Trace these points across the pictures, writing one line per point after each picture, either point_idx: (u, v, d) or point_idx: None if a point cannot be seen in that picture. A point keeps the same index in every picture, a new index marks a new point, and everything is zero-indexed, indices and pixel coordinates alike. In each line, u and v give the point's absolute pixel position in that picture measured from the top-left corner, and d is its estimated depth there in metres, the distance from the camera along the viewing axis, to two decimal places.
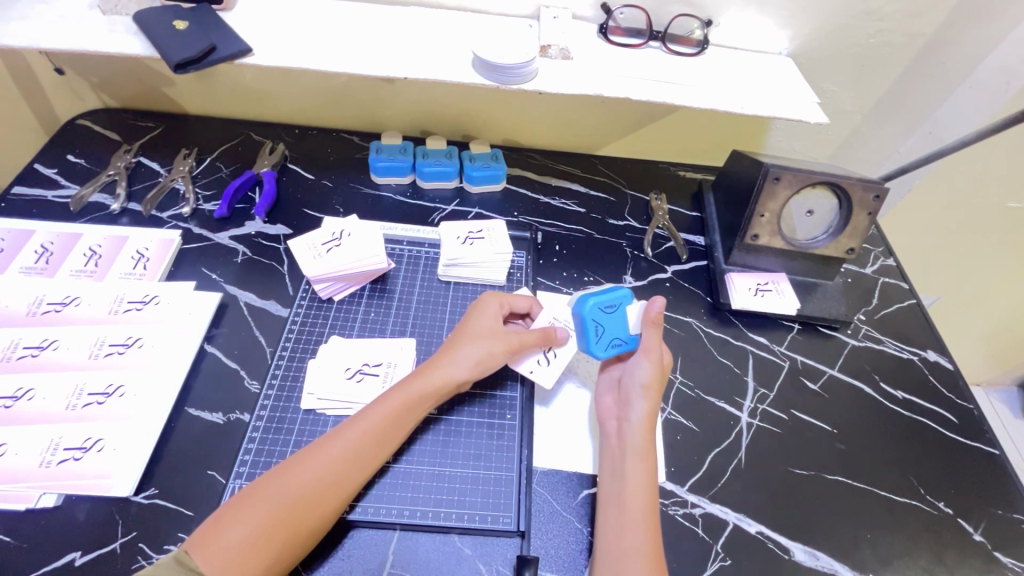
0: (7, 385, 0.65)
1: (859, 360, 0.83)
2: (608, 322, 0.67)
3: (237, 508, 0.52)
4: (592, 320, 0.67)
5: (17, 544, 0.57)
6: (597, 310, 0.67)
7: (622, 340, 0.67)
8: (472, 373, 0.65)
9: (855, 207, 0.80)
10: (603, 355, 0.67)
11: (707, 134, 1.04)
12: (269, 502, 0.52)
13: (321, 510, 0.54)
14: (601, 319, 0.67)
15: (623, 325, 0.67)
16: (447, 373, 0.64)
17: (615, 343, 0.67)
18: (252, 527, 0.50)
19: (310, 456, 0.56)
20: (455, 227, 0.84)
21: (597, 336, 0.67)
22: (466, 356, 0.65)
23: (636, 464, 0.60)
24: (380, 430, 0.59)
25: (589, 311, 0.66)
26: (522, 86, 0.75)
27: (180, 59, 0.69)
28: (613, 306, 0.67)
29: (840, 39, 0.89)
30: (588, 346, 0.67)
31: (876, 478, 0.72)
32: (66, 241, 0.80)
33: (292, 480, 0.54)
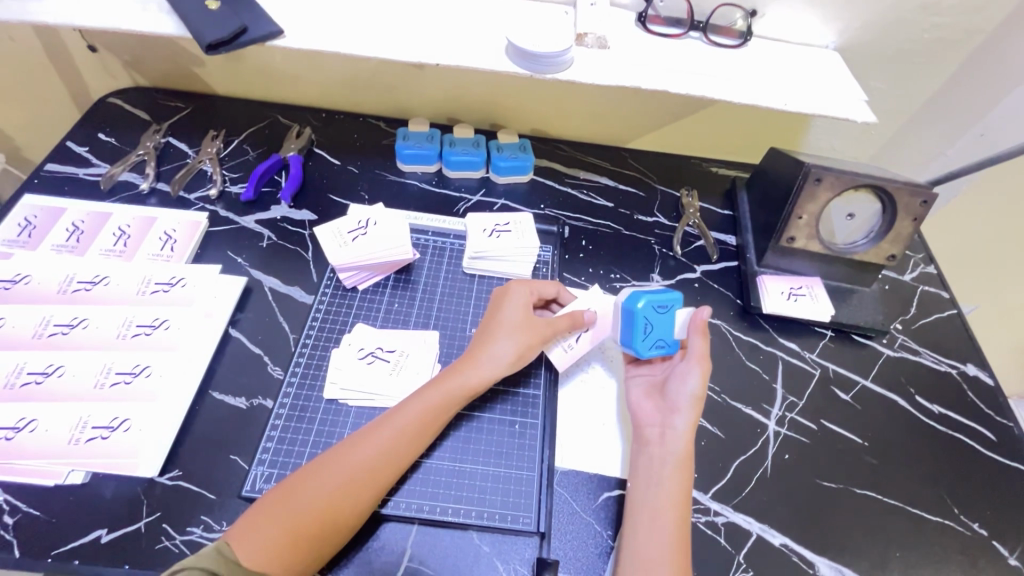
0: (38, 361, 0.66)
1: (894, 371, 0.80)
2: (657, 322, 0.67)
3: (272, 508, 0.52)
4: (643, 317, 0.66)
5: (46, 519, 0.58)
6: (650, 309, 0.66)
7: (668, 343, 0.68)
8: (509, 367, 0.65)
9: (900, 212, 0.77)
10: (648, 355, 0.67)
11: (743, 130, 1.01)
12: (307, 502, 0.53)
13: (348, 513, 0.54)
14: (652, 318, 0.67)
15: (671, 327, 0.68)
16: (482, 373, 0.63)
17: (660, 344, 0.68)
18: (289, 518, 0.51)
19: (339, 456, 0.56)
20: (481, 218, 0.82)
21: (644, 335, 0.67)
22: (502, 351, 0.65)
23: (677, 474, 0.59)
24: (402, 436, 0.58)
25: (642, 311, 0.66)
26: (556, 75, 0.72)
27: (213, 40, 0.68)
28: (666, 307, 0.67)
29: (892, 32, 0.85)
30: (633, 343, 0.67)
31: (908, 495, 0.70)
32: (96, 220, 0.80)
33: (336, 473, 0.55)
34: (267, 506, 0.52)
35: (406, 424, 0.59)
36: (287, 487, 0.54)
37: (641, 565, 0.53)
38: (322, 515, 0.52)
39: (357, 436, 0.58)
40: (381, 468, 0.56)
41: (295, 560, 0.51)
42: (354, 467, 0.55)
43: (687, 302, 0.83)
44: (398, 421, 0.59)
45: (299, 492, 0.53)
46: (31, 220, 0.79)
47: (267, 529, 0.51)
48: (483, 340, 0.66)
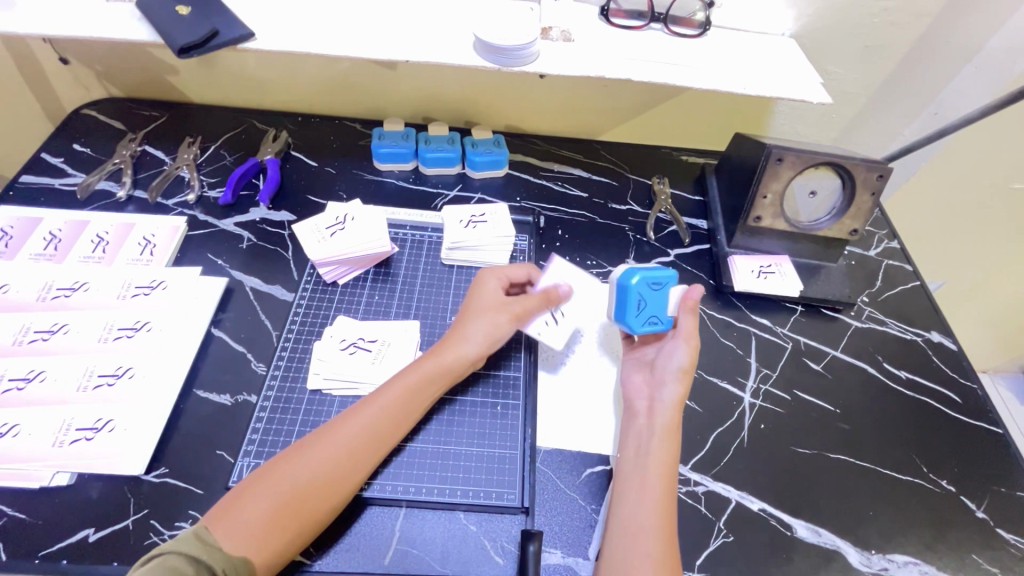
0: (19, 368, 0.66)
1: (862, 341, 0.83)
2: (650, 299, 0.69)
3: (259, 486, 0.54)
4: (636, 293, 0.68)
5: (31, 521, 0.58)
6: (644, 285, 0.68)
7: (659, 318, 0.69)
8: (484, 347, 0.67)
9: (858, 186, 0.80)
10: (640, 331, 0.69)
11: (709, 118, 1.04)
12: (289, 483, 0.54)
13: (330, 491, 0.55)
14: (645, 295, 0.69)
15: (663, 305, 0.69)
16: (458, 351, 0.66)
17: (652, 321, 0.69)
18: (273, 496, 0.53)
19: (327, 438, 0.57)
20: (458, 210, 0.84)
21: (637, 310, 0.69)
22: (475, 332, 0.67)
23: (664, 447, 0.61)
24: (387, 416, 0.60)
25: (636, 285, 0.68)
26: (523, 68, 0.75)
27: (184, 43, 0.69)
28: (660, 284, 0.69)
29: (844, 18, 0.89)
30: (626, 318, 0.69)
31: (879, 457, 0.72)
32: (74, 228, 0.81)
33: (320, 453, 0.56)
34: (253, 487, 0.54)
35: (393, 403, 0.61)
36: (275, 466, 0.55)
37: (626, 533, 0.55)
38: (306, 492, 0.54)
39: (337, 419, 0.60)
40: (364, 447, 0.58)
41: (278, 538, 0.52)
42: (339, 448, 0.57)
43: None
44: (380, 401, 0.61)
45: (283, 472, 0.55)
46: (7, 231, 0.79)
47: (251, 507, 0.52)
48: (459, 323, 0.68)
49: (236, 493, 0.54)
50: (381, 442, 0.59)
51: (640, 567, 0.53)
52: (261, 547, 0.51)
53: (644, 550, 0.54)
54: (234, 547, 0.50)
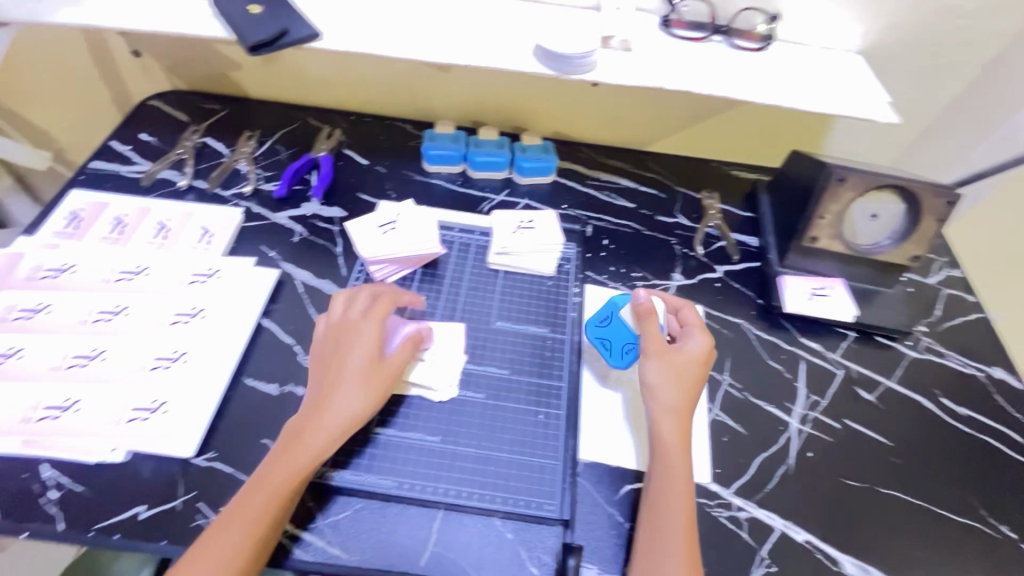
0: (83, 345, 0.69)
1: (919, 373, 0.80)
2: (609, 334, 0.72)
3: (216, 535, 0.53)
4: (597, 337, 0.73)
5: (88, 494, 0.61)
6: (595, 327, 0.73)
7: (633, 342, 0.70)
8: (372, 381, 0.61)
9: (924, 212, 0.77)
10: (627, 364, 0.70)
11: (763, 133, 1.02)
12: (241, 523, 0.54)
13: (277, 519, 0.55)
14: (605, 334, 0.72)
15: (624, 330, 0.71)
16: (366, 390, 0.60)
17: (630, 348, 0.70)
18: (228, 543, 0.53)
19: (272, 470, 0.57)
20: (506, 216, 0.85)
21: (611, 350, 0.71)
22: (356, 368, 0.61)
23: (680, 461, 0.60)
24: (316, 439, 0.58)
25: (592, 330, 0.73)
26: (582, 76, 0.74)
27: (255, 41, 0.71)
28: (604, 319, 0.73)
29: (912, 36, 0.86)
30: (608, 361, 0.72)
31: (933, 496, 0.69)
32: (139, 214, 0.84)
33: (269, 489, 0.56)
34: (211, 535, 0.53)
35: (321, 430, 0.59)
36: (234, 508, 0.55)
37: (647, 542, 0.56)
38: (260, 527, 0.54)
39: (278, 452, 0.58)
40: (299, 470, 0.57)
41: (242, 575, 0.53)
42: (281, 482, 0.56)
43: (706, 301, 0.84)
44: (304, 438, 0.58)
45: (245, 514, 0.54)
46: (78, 214, 0.83)
47: (209, 557, 0.52)
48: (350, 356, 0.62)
49: (198, 544, 0.53)
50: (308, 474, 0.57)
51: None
52: None
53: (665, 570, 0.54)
54: None
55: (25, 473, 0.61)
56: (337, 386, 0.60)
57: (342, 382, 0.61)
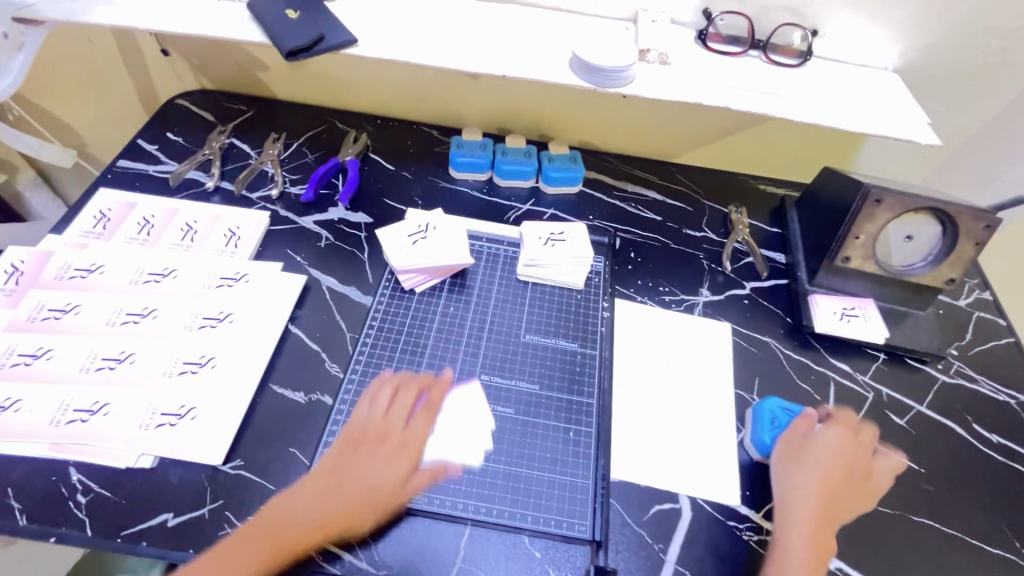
0: (111, 348, 0.69)
1: (950, 398, 0.79)
2: (786, 421, 0.69)
3: None
4: (770, 415, 0.70)
5: (115, 499, 0.60)
6: (777, 409, 0.70)
7: (800, 440, 0.67)
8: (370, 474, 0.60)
9: (961, 234, 0.76)
10: (779, 450, 0.67)
11: (792, 148, 1.00)
12: None
13: None
14: (780, 418, 0.70)
15: None
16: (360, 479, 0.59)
17: (792, 441, 0.67)
18: None
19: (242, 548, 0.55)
20: (535, 227, 0.85)
21: (773, 431, 0.68)
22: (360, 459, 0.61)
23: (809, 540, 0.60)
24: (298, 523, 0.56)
25: (769, 407, 0.70)
26: (619, 90, 0.73)
27: (292, 47, 0.71)
28: (794, 408, 0.71)
29: (951, 55, 0.84)
30: (761, 438, 0.68)
31: (966, 525, 0.68)
32: (166, 215, 0.84)
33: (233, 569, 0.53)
34: None
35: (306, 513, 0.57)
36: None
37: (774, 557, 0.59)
38: None
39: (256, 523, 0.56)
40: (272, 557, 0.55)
41: None
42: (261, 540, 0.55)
43: (735, 318, 0.83)
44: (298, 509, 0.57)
45: None
46: (105, 213, 0.83)
47: None
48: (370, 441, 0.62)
49: None
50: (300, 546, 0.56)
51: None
52: None
53: None
54: None
55: (53, 476, 0.61)
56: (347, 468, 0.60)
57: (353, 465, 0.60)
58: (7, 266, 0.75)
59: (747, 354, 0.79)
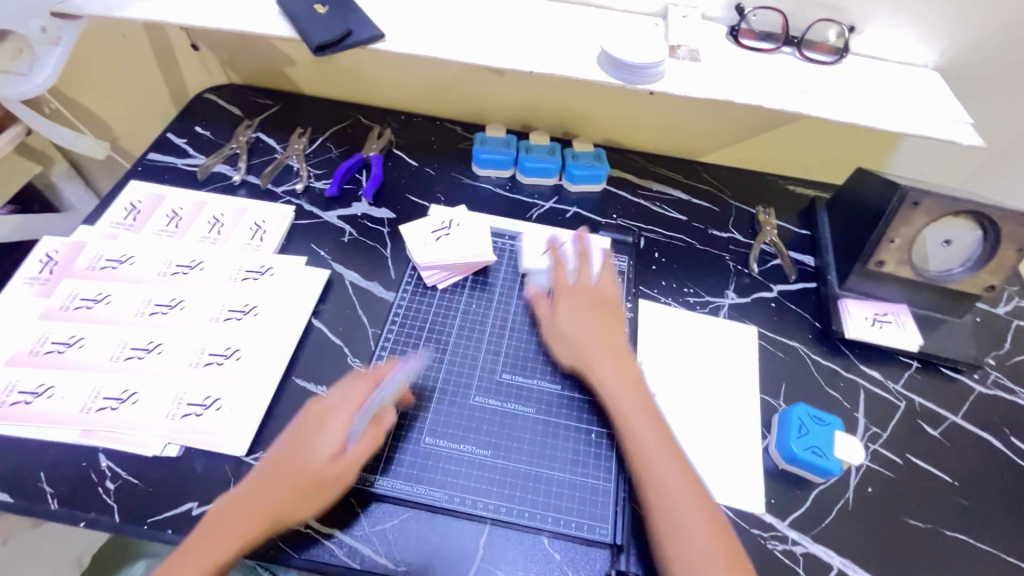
0: (140, 338, 0.70)
1: (987, 409, 0.76)
2: (814, 431, 0.68)
3: None
4: (798, 420, 0.68)
5: (143, 486, 0.61)
6: (807, 417, 0.69)
7: (823, 453, 0.66)
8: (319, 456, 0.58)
9: (1003, 239, 0.73)
10: (799, 454, 0.66)
11: (824, 147, 0.98)
12: None
13: None
14: (808, 426, 0.68)
15: (830, 444, 0.67)
16: (304, 452, 0.58)
17: (814, 452, 0.66)
18: None
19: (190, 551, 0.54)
20: (526, 235, 0.82)
21: (799, 435, 0.67)
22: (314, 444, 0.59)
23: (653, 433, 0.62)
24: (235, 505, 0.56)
25: (799, 412, 0.69)
26: (648, 86, 0.72)
27: (320, 41, 0.71)
28: (824, 420, 0.69)
29: (997, 52, 0.81)
30: (786, 439, 0.67)
31: (1001, 541, 0.66)
32: (194, 208, 0.85)
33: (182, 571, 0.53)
34: None
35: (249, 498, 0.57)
36: None
37: (665, 526, 0.56)
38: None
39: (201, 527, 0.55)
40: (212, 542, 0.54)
41: None
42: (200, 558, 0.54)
43: (761, 321, 0.81)
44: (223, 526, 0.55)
45: None
46: (135, 205, 0.84)
47: None
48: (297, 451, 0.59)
49: None
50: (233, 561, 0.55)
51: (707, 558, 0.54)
52: None
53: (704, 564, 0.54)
54: None
55: (84, 462, 0.62)
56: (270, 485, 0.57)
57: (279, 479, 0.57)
58: (42, 255, 0.77)
59: (774, 358, 0.78)
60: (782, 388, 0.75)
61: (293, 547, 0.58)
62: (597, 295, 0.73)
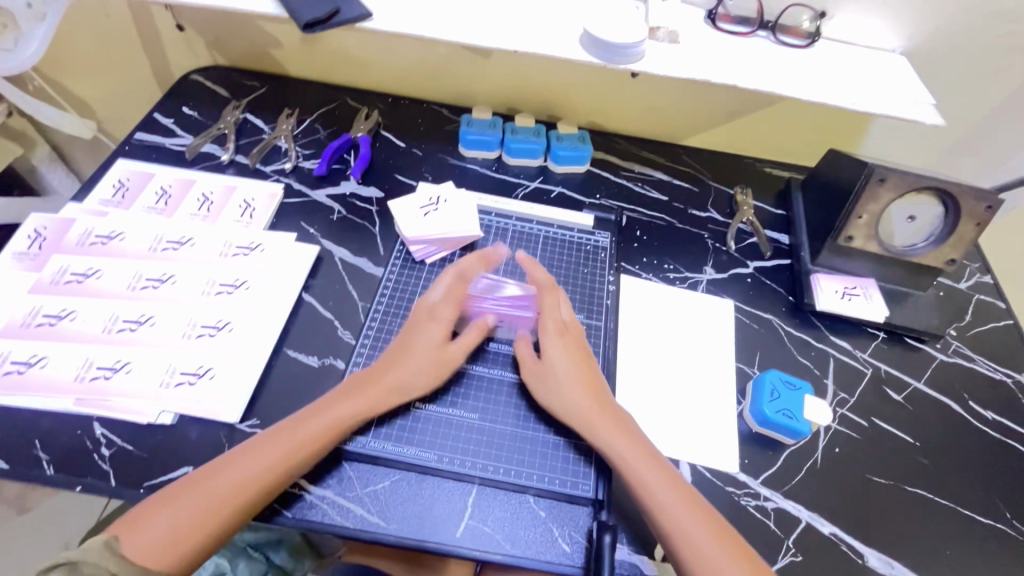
0: (132, 311, 0.71)
1: (947, 376, 0.80)
2: (786, 395, 0.71)
3: (155, 508, 0.53)
4: (770, 385, 0.72)
5: (137, 453, 0.63)
6: (779, 382, 0.72)
7: (793, 415, 0.70)
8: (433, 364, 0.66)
9: (963, 215, 0.77)
10: (771, 417, 0.69)
11: (798, 130, 1.01)
12: (189, 505, 0.54)
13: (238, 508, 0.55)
14: (780, 390, 0.71)
15: (800, 406, 0.71)
16: (408, 356, 0.66)
17: (786, 414, 0.70)
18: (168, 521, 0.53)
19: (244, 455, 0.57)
20: (411, 199, 0.84)
21: (771, 399, 0.70)
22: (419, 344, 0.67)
23: (590, 405, 0.64)
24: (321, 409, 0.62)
25: (771, 377, 0.72)
26: (629, 66, 0.75)
27: (309, 19, 0.72)
28: (795, 386, 0.72)
29: (959, 39, 0.85)
30: (759, 404, 0.70)
31: (956, 496, 0.70)
32: (182, 186, 0.86)
33: (233, 471, 0.56)
34: (143, 514, 0.53)
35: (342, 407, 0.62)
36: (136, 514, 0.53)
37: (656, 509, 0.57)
38: (214, 509, 0.54)
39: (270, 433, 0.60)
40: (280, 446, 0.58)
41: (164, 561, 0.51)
42: (265, 456, 0.57)
43: (738, 295, 0.85)
44: (313, 422, 0.60)
45: (162, 511, 0.53)
46: (124, 183, 0.85)
47: (143, 535, 0.52)
48: (408, 362, 0.66)
49: (142, 508, 0.54)
50: (277, 485, 0.57)
51: (700, 538, 0.55)
52: (162, 555, 0.51)
53: (691, 530, 0.55)
54: (133, 557, 0.50)
55: (78, 430, 0.63)
56: (394, 382, 0.64)
57: (384, 380, 0.64)
58: (30, 231, 0.77)
59: (748, 330, 0.81)
60: (756, 357, 0.79)
61: (287, 506, 0.60)
62: (550, 365, 0.67)
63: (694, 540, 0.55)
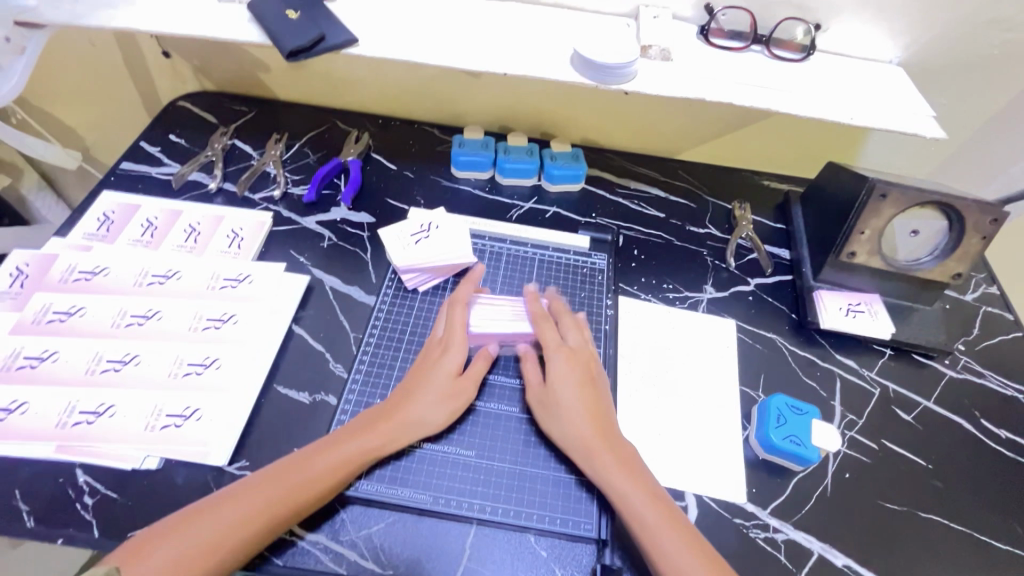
0: (116, 350, 0.69)
1: (957, 393, 0.78)
2: (792, 420, 0.69)
3: (158, 538, 0.52)
4: (775, 410, 0.69)
5: (122, 501, 0.60)
6: (784, 406, 0.70)
7: (801, 442, 0.67)
8: (440, 411, 0.64)
9: (967, 229, 0.75)
10: (777, 444, 0.67)
11: (796, 142, 1.00)
12: (190, 539, 0.52)
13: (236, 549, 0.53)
14: (785, 415, 0.69)
15: (808, 432, 0.68)
16: (416, 399, 0.64)
17: (793, 441, 0.67)
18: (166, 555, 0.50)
19: (249, 490, 0.55)
20: (401, 226, 0.82)
21: (777, 425, 0.68)
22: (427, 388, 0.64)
23: (590, 431, 0.63)
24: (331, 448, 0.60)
25: (777, 401, 0.70)
26: (621, 86, 0.73)
27: (293, 47, 0.71)
28: (801, 410, 0.70)
29: (957, 48, 0.84)
30: (765, 430, 0.68)
31: (973, 521, 0.68)
32: (169, 217, 0.84)
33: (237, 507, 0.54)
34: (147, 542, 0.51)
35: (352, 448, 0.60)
36: (134, 545, 0.51)
37: (643, 534, 0.56)
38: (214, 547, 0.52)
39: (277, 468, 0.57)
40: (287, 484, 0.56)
41: None
42: (270, 493, 0.55)
43: (740, 314, 0.83)
44: (321, 461, 0.58)
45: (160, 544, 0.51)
46: (109, 216, 0.83)
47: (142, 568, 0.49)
48: (417, 405, 0.63)
49: (147, 533, 0.52)
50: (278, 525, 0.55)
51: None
52: None
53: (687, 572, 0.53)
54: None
55: (61, 477, 0.61)
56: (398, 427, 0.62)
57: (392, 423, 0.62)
58: (12, 268, 0.75)
59: (752, 350, 0.79)
60: (760, 379, 0.76)
61: (277, 554, 0.57)
62: (553, 392, 0.66)
63: (671, 560, 0.54)
